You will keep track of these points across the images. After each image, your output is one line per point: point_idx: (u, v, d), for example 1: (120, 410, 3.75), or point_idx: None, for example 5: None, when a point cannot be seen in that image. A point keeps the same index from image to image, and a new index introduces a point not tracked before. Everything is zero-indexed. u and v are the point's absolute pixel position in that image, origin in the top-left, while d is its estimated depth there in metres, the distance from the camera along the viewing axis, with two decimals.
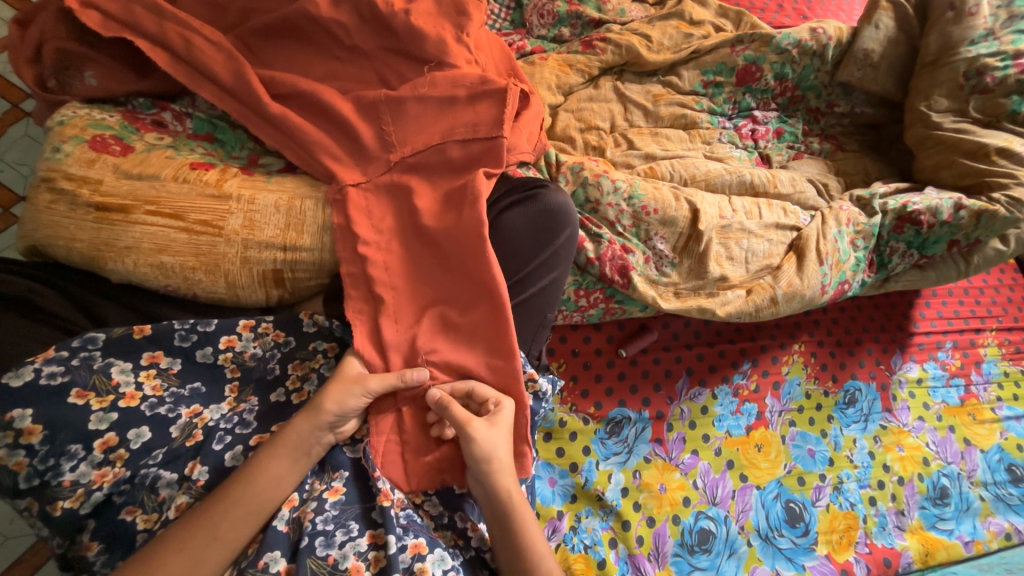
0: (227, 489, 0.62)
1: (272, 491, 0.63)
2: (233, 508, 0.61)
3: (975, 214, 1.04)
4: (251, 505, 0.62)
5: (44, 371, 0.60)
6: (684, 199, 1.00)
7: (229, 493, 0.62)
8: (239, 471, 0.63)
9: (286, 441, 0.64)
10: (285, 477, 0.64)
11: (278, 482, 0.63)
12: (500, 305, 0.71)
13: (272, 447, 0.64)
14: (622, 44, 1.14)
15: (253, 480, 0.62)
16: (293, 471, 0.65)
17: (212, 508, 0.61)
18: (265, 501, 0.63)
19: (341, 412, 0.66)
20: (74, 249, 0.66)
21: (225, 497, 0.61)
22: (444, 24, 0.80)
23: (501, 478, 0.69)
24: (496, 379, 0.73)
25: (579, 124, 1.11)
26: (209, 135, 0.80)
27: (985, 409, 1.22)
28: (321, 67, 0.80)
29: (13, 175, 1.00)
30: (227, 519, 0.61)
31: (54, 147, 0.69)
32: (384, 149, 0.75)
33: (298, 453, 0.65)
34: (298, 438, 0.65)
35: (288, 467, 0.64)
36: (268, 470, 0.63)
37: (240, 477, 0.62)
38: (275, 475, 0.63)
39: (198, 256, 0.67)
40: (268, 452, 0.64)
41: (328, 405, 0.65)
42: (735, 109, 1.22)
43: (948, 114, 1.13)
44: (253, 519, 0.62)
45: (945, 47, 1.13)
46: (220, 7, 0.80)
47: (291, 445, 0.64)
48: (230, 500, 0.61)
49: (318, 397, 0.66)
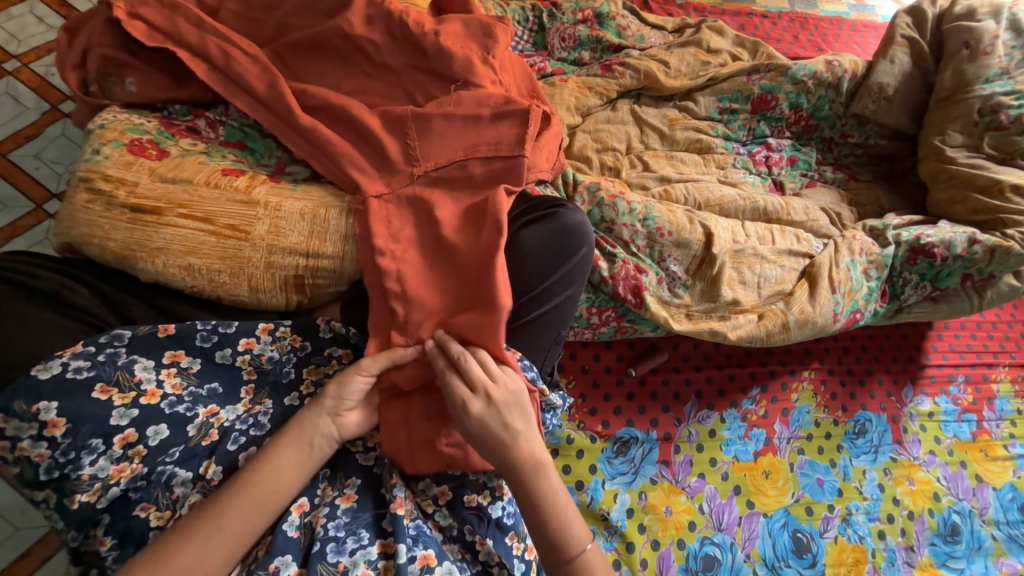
0: (234, 482, 0.62)
1: (276, 483, 0.63)
2: (237, 499, 0.61)
3: (989, 250, 1.04)
4: (256, 497, 0.62)
5: (71, 365, 0.61)
6: (698, 222, 1.01)
7: (238, 484, 0.62)
8: (248, 461, 0.64)
9: (290, 430, 0.66)
10: (288, 469, 0.64)
11: (283, 474, 0.64)
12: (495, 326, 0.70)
13: (277, 438, 0.65)
14: (641, 69, 1.17)
15: (260, 470, 0.63)
16: (296, 463, 0.65)
17: (219, 498, 0.62)
18: (270, 493, 0.63)
19: (340, 397, 0.67)
20: (107, 248, 0.68)
21: (234, 487, 0.62)
22: (472, 45, 0.83)
23: (532, 489, 0.67)
24: None
25: (596, 145, 1.13)
26: (240, 143, 0.82)
27: (997, 446, 1.21)
28: (351, 82, 0.83)
29: (48, 172, 1.03)
30: (232, 509, 0.61)
31: (94, 149, 0.71)
32: (409, 162, 0.77)
33: (300, 444, 0.65)
34: (298, 429, 0.66)
35: (293, 458, 0.65)
36: (272, 461, 0.64)
37: (246, 470, 0.63)
38: (279, 465, 0.64)
39: (225, 259, 0.69)
40: (272, 443, 0.65)
41: (329, 391, 0.67)
42: (750, 136, 1.24)
43: (963, 150, 1.15)
44: (259, 512, 0.62)
45: (960, 84, 1.15)
46: (258, 22, 0.83)
47: (293, 437, 0.65)
48: (237, 488, 0.62)
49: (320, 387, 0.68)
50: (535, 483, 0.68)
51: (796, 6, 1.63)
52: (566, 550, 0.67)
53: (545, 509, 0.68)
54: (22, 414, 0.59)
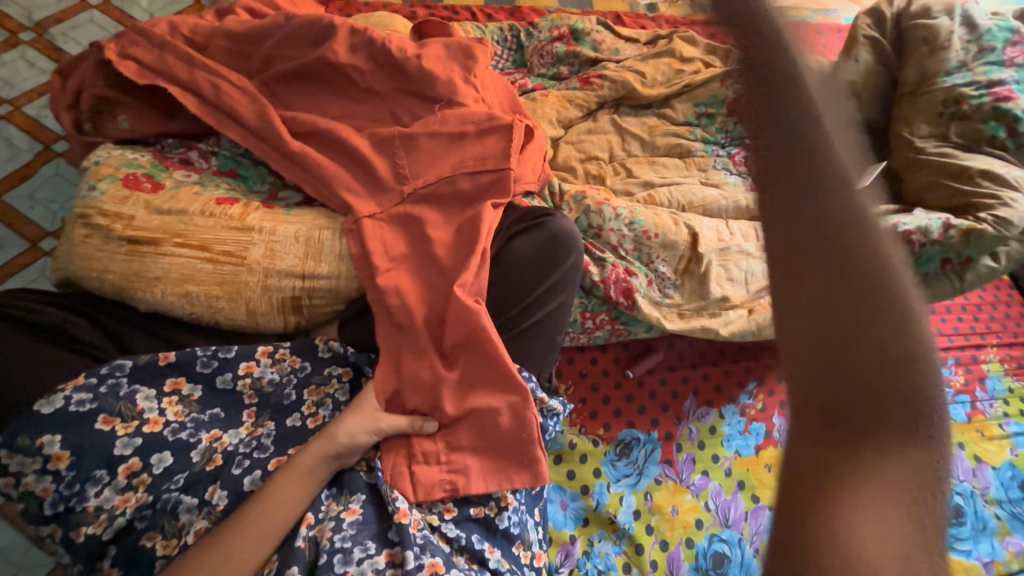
0: (243, 514, 0.63)
1: (286, 513, 0.65)
2: (249, 530, 0.63)
3: (964, 234, 1.08)
4: (266, 528, 0.63)
5: (74, 398, 0.62)
6: (683, 223, 1.04)
7: (247, 514, 0.63)
8: (257, 493, 0.65)
9: (302, 464, 0.66)
10: (297, 499, 0.66)
11: (292, 505, 0.65)
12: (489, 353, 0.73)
13: (287, 470, 0.66)
14: (618, 81, 1.21)
15: (270, 501, 0.64)
16: (304, 493, 0.66)
17: (228, 529, 0.62)
18: (280, 523, 0.64)
19: (352, 446, 0.68)
20: (106, 281, 0.69)
21: (245, 515, 0.63)
22: (454, 66, 0.87)
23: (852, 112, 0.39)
24: (512, 416, 0.72)
25: (580, 155, 1.17)
26: (232, 172, 0.84)
27: (993, 425, 1.22)
28: (338, 108, 0.86)
29: (42, 211, 1.04)
30: (243, 540, 0.62)
31: (89, 186, 0.73)
32: (398, 181, 0.79)
33: (310, 478, 0.67)
34: (310, 465, 0.67)
35: (302, 491, 0.66)
36: (283, 492, 0.65)
37: (256, 503, 0.64)
38: (289, 497, 0.65)
39: (222, 285, 0.71)
40: (283, 475, 0.66)
41: (340, 436, 0.68)
42: (728, 138, 1.27)
43: (931, 140, 1.19)
44: (269, 540, 0.64)
45: (922, 77, 1.21)
46: (246, 56, 0.87)
47: (306, 473, 0.66)
48: (248, 519, 0.63)
49: (331, 428, 0.68)
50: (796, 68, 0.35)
51: None
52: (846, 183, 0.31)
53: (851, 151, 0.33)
54: (26, 449, 0.59)
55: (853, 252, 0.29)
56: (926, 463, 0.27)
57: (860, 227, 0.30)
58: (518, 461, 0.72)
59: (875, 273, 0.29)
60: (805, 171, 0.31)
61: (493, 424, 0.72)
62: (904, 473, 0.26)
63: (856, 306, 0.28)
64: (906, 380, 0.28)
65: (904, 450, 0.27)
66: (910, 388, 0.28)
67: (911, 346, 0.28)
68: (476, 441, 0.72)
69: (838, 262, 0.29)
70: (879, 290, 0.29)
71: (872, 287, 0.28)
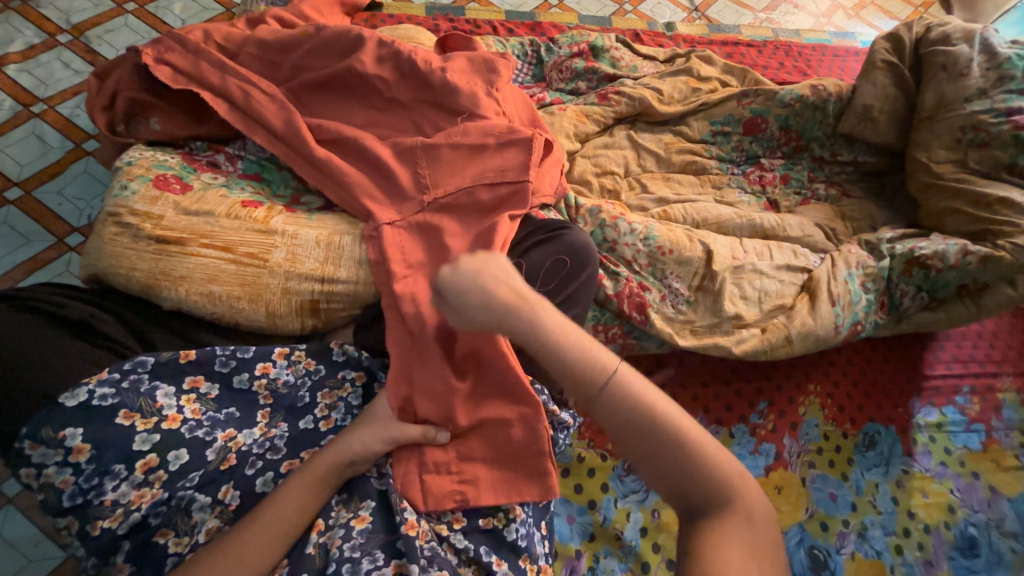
0: (256, 518, 0.63)
1: (297, 519, 0.65)
2: (260, 534, 0.63)
3: (982, 260, 1.07)
4: (277, 532, 0.64)
5: (97, 392, 0.63)
6: (697, 240, 1.04)
7: (260, 517, 0.63)
8: (271, 496, 0.65)
9: (315, 471, 0.67)
10: (308, 505, 0.66)
11: (304, 511, 0.65)
12: (503, 365, 0.72)
13: (301, 476, 0.66)
14: (635, 97, 1.23)
15: (283, 505, 0.64)
16: (315, 498, 0.66)
17: (241, 532, 0.63)
18: (292, 527, 0.64)
19: (365, 454, 0.69)
20: (133, 278, 0.71)
21: (257, 520, 0.63)
22: (477, 80, 0.89)
23: (549, 323, 0.59)
24: (524, 429, 0.72)
25: (596, 169, 1.18)
26: (257, 175, 0.87)
27: (1008, 455, 1.20)
28: (363, 116, 0.88)
29: (70, 207, 1.07)
30: (254, 544, 0.62)
31: (121, 185, 0.75)
32: (419, 190, 0.81)
33: (321, 484, 0.67)
34: (324, 471, 0.67)
35: (313, 497, 0.66)
36: (295, 498, 0.65)
37: (269, 507, 0.64)
38: (301, 503, 0.65)
39: (244, 286, 0.72)
40: (296, 480, 0.66)
41: (354, 445, 0.68)
42: (743, 157, 1.29)
43: (948, 165, 1.19)
44: (279, 545, 0.64)
45: (941, 103, 1.21)
46: (276, 64, 0.90)
47: (319, 478, 0.67)
48: (261, 523, 0.63)
49: (345, 438, 0.69)
50: (534, 332, 0.59)
51: (779, 35, 1.72)
52: (601, 384, 0.56)
53: (589, 347, 0.58)
54: (50, 440, 0.61)
55: (658, 445, 0.55)
56: (760, 517, 0.54)
57: (635, 407, 0.56)
58: (528, 474, 0.72)
59: (670, 437, 0.55)
60: (616, 421, 0.56)
61: (505, 435, 0.72)
62: (754, 534, 0.53)
63: (681, 481, 0.55)
64: (709, 486, 0.55)
65: (747, 532, 0.53)
66: (732, 497, 0.54)
67: (710, 463, 0.55)
68: (487, 452, 0.72)
69: (643, 444, 0.55)
70: (672, 443, 0.55)
71: (669, 446, 0.55)
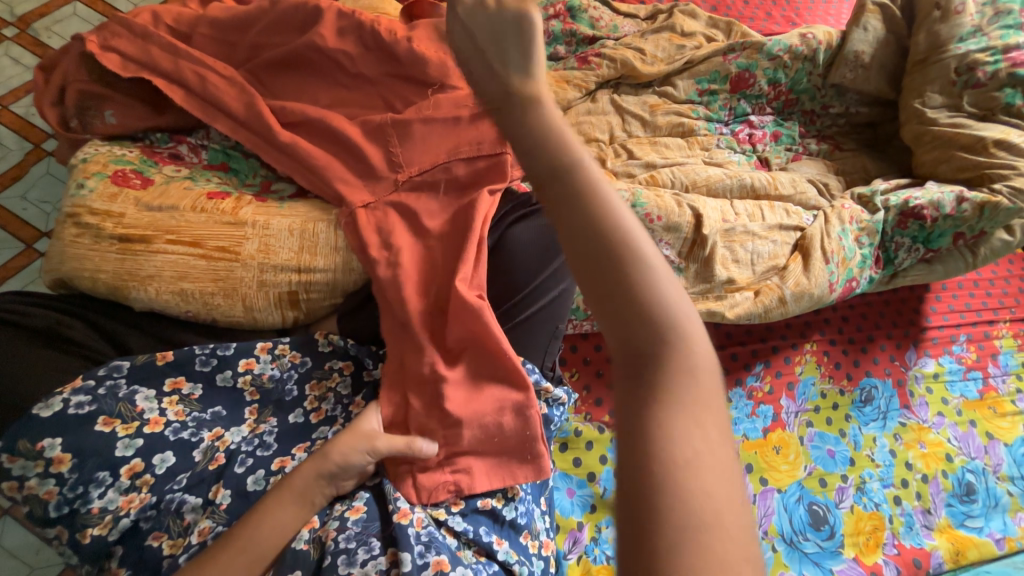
0: (230, 540, 0.60)
1: (275, 539, 0.62)
2: (238, 557, 0.60)
3: (978, 207, 1.05)
4: (254, 555, 0.61)
5: (72, 401, 0.62)
6: (686, 205, 1.01)
7: (234, 540, 0.60)
8: (245, 517, 0.62)
9: (292, 488, 0.64)
10: (287, 524, 0.63)
11: (280, 530, 0.63)
12: (495, 350, 0.71)
13: (279, 493, 0.64)
14: (617, 59, 1.18)
15: (261, 525, 0.62)
16: (297, 514, 0.64)
17: (217, 557, 0.59)
18: (269, 547, 0.62)
19: (346, 465, 0.66)
20: (99, 280, 0.68)
21: (227, 547, 0.60)
22: (445, 48, 0.84)
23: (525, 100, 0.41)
24: (515, 417, 0.71)
25: (579, 137, 1.14)
26: (223, 165, 0.83)
27: (1005, 401, 1.21)
28: (328, 96, 0.84)
29: (36, 212, 1.03)
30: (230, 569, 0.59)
31: (78, 184, 0.72)
32: (392, 170, 0.78)
33: (301, 502, 0.65)
34: (303, 486, 0.65)
35: (292, 515, 0.64)
36: (274, 516, 0.63)
37: (243, 528, 0.61)
38: (279, 524, 0.63)
39: (217, 282, 0.70)
40: (273, 498, 0.63)
41: (335, 454, 0.66)
42: (731, 115, 1.24)
43: (943, 110, 1.15)
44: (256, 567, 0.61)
45: (934, 45, 1.16)
46: (232, 44, 0.84)
47: (298, 494, 0.64)
48: (236, 548, 0.60)
49: (327, 445, 0.67)
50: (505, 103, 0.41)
51: None
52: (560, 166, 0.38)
53: (536, 119, 0.40)
54: (28, 453, 0.59)
55: (600, 270, 0.36)
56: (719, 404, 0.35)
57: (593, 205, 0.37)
58: (521, 456, 0.71)
59: (614, 262, 0.36)
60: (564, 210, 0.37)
61: (497, 424, 0.70)
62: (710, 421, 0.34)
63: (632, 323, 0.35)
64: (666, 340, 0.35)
65: (701, 405, 0.34)
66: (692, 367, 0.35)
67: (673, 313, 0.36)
68: (479, 444, 0.70)
69: (591, 255, 0.36)
70: (617, 266, 0.36)
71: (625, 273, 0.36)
